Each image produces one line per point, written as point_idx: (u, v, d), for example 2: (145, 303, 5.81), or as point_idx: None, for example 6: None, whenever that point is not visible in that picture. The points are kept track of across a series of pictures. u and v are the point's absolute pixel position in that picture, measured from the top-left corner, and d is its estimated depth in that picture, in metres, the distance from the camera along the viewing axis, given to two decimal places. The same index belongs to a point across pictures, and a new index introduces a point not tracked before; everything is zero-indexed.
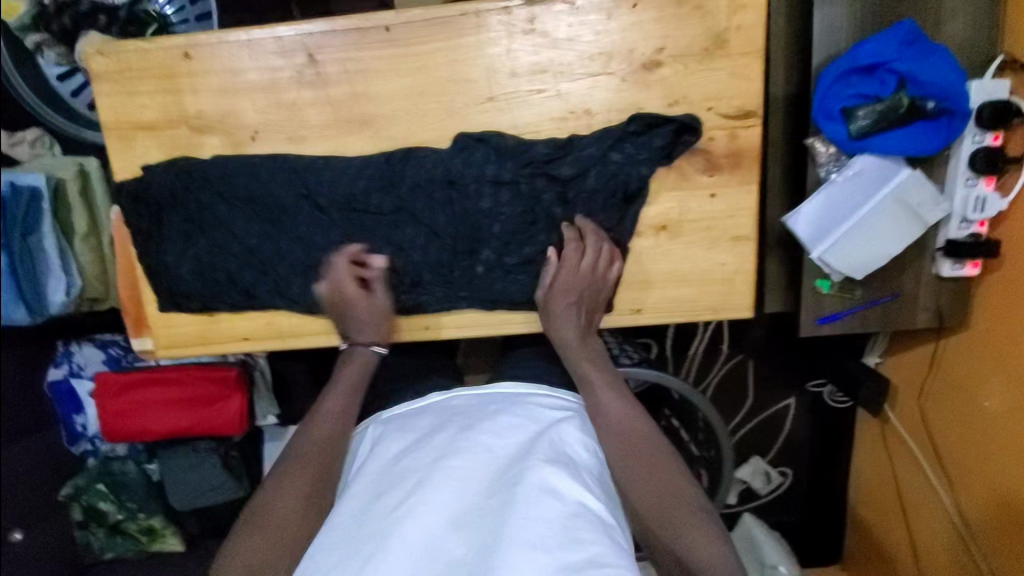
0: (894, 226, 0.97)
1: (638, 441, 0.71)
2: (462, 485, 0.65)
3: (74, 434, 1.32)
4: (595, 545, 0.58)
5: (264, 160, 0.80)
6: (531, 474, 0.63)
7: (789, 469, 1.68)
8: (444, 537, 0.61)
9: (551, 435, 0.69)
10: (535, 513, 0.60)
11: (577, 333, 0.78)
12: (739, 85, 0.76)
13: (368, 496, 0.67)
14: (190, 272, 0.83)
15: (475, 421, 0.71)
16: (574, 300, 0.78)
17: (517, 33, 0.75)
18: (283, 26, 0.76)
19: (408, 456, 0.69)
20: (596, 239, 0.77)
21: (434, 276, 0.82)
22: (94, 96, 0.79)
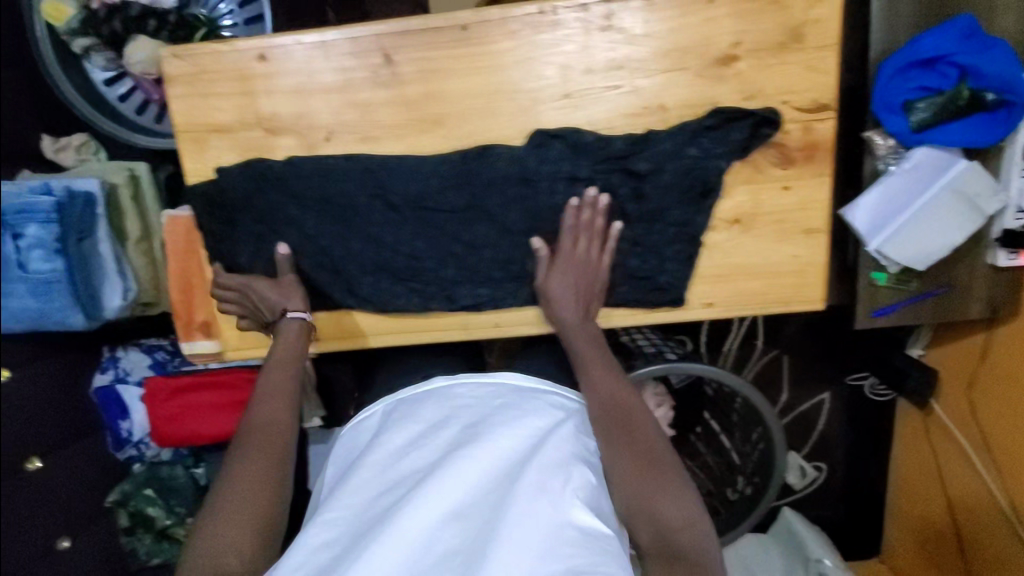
0: (950, 217, 0.98)
1: (629, 427, 0.72)
2: (462, 483, 0.65)
3: (119, 440, 1.34)
4: (575, 556, 0.59)
5: (337, 160, 0.79)
6: (528, 475, 0.64)
7: (824, 463, 1.67)
8: (440, 531, 0.62)
9: (556, 433, 0.69)
10: (529, 514, 0.61)
11: (577, 319, 0.79)
12: (813, 78, 0.76)
13: (368, 491, 0.68)
14: (262, 272, 0.83)
15: (481, 418, 0.72)
16: (571, 286, 0.79)
17: (593, 29, 0.75)
18: (359, 26, 0.76)
19: (410, 454, 0.70)
20: (589, 225, 0.78)
21: (507, 273, 0.82)
22: (167, 99, 0.80)
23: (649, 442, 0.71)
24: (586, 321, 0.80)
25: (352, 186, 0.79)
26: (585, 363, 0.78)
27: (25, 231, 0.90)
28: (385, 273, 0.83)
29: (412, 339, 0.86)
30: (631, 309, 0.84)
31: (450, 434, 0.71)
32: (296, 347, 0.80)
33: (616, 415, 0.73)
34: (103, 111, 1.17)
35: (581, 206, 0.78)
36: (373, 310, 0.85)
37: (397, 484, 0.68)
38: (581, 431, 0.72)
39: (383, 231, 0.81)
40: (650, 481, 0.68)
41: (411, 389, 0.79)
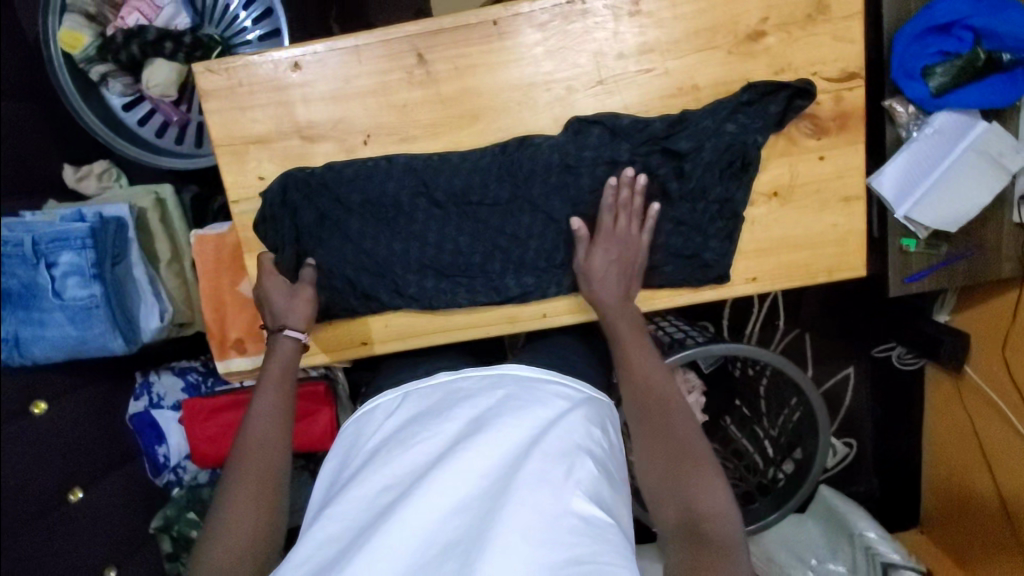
0: (977, 177, 0.99)
1: (649, 406, 0.69)
2: (468, 473, 0.64)
3: (157, 466, 1.32)
4: (578, 545, 0.57)
5: (378, 162, 0.81)
6: (529, 464, 0.62)
7: (854, 439, 1.68)
8: (447, 521, 0.62)
9: (559, 421, 0.68)
10: (530, 504, 0.59)
11: (615, 300, 0.79)
12: (842, 48, 0.77)
13: (372, 486, 0.66)
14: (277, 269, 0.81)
15: (484, 411, 0.70)
16: (614, 265, 0.79)
17: (622, 15, 0.77)
18: (391, 29, 0.77)
19: (413, 446, 0.69)
20: (628, 204, 0.78)
21: (553, 261, 0.83)
22: (204, 114, 0.80)
23: (670, 420, 0.67)
24: (625, 305, 0.79)
25: (394, 186, 0.80)
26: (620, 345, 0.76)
27: (59, 259, 0.92)
28: (431, 271, 0.83)
29: (460, 335, 0.87)
30: (676, 288, 0.85)
31: (457, 426, 0.70)
32: (290, 363, 0.77)
33: (639, 392, 0.70)
34: (122, 134, 1.16)
35: (619, 185, 0.77)
36: (419, 309, 0.85)
37: (401, 478, 0.67)
38: (588, 419, 0.70)
39: (427, 230, 0.82)
40: (665, 457, 0.65)
41: (421, 384, 0.78)
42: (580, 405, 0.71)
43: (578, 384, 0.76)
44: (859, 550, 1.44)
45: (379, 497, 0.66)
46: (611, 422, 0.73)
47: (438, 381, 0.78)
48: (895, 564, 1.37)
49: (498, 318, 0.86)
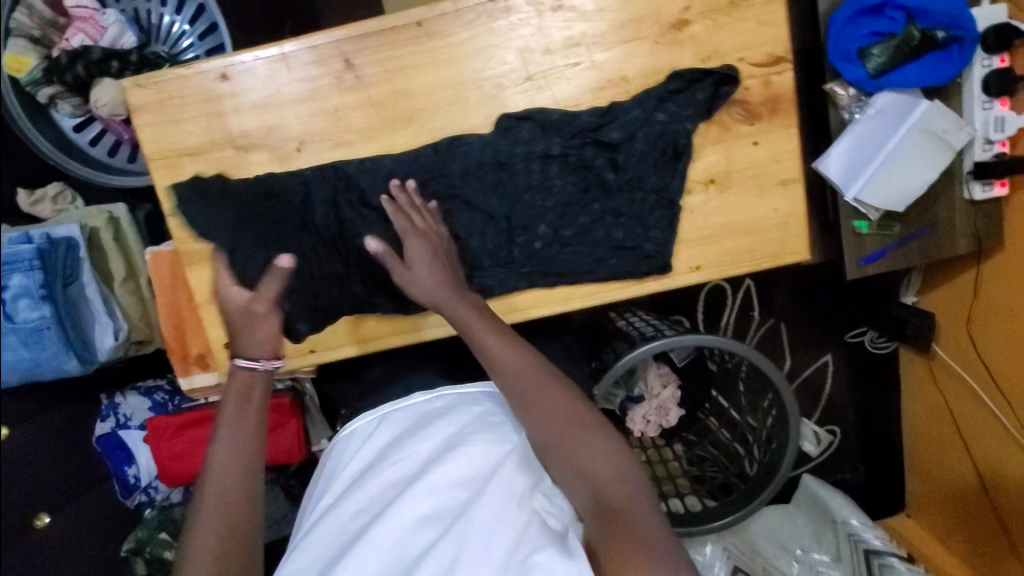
0: (923, 155, 1.00)
1: (540, 417, 0.66)
2: (440, 487, 0.65)
3: (128, 486, 1.31)
4: (539, 544, 0.59)
5: (313, 168, 0.80)
6: (499, 478, 0.65)
7: (836, 426, 1.66)
8: (416, 535, 0.63)
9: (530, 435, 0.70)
10: (497, 514, 0.62)
11: (466, 309, 0.73)
12: (767, 32, 0.78)
13: (345, 510, 0.67)
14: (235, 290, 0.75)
15: (459, 425, 0.71)
16: (428, 257, 0.75)
17: (546, 11, 0.77)
18: (317, 35, 0.77)
19: (386, 468, 0.69)
20: (412, 205, 0.78)
21: (493, 260, 0.82)
22: (136, 128, 0.80)
23: (559, 430, 0.65)
24: (477, 313, 0.73)
25: (330, 192, 0.81)
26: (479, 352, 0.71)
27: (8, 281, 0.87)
28: (373, 275, 0.83)
29: (407, 338, 0.86)
30: (619, 282, 0.83)
31: (432, 441, 0.70)
32: (251, 398, 0.71)
33: (544, 402, 0.67)
34: (73, 156, 1.17)
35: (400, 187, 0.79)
36: (364, 312, 0.84)
37: (374, 500, 0.67)
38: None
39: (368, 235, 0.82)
40: (590, 470, 0.63)
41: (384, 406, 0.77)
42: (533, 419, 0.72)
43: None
44: (841, 537, 1.42)
45: (353, 520, 0.66)
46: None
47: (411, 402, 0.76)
48: (877, 551, 1.36)
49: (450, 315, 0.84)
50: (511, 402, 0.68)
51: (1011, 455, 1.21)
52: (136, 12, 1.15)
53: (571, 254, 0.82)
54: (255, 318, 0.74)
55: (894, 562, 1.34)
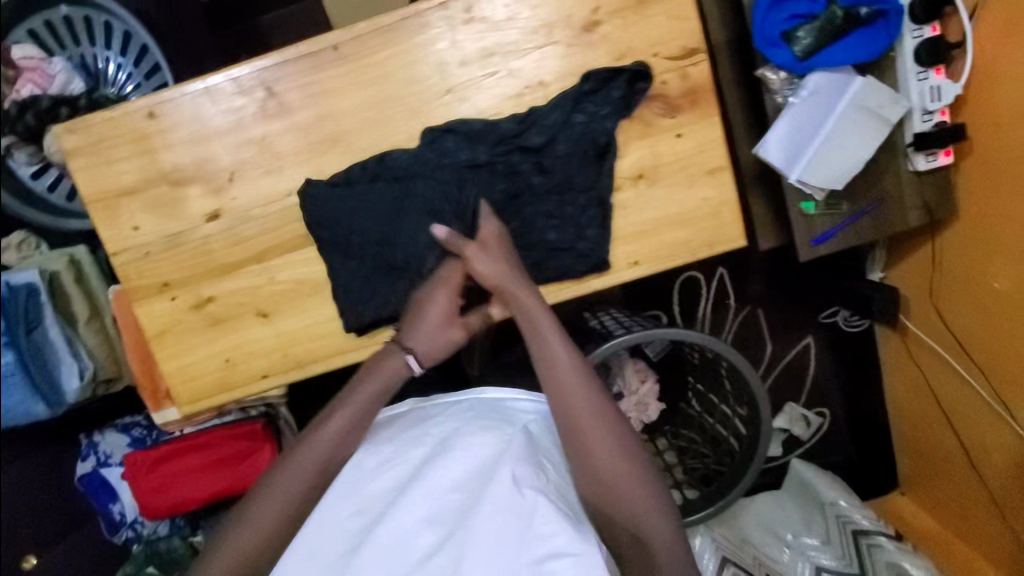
0: (859, 132, 1.00)
1: (585, 420, 0.70)
2: (439, 488, 0.66)
3: (114, 523, 1.30)
4: (557, 537, 0.60)
5: (247, 197, 0.82)
6: (501, 473, 0.65)
7: (825, 408, 1.63)
8: (419, 536, 0.63)
9: (526, 433, 0.72)
10: (503, 510, 0.62)
11: (535, 304, 0.75)
12: (677, 25, 0.79)
13: (342, 510, 0.68)
14: (429, 301, 0.77)
15: (452, 429, 0.72)
16: (497, 259, 0.75)
17: (458, 25, 0.79)
18: (238, 67, 0.79)
19: (386, 467, 0.70)
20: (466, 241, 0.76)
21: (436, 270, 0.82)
22: (72, 173, 0.82)
23: (597, 436, 0.70)
24: (544, 308, 0.75)
25: (267, 218, 0.83)
26: (538, 346, 0.74)
27: None
28: (317, 296, 0.85)
29: (355, 357, 0.86)
30: (558, 283, 0.84)
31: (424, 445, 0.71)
32: (378, 382, 0.75)
33: (584, 406, 0.71)
34: (33, 203, 1.20)
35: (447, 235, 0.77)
36: (311, 334, 0.86)
37: (374, 499, 0.68)
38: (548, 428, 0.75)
39: (309, 259, 0.84)
40: (611, 481, 0.69)
41: (395, 409, 0.80)
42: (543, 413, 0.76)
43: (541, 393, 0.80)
44: (830, 519, 1.40)
45: (350, 521, 0.67)
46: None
47: (418, 406, 0.79)
48: (865, 530, 1.34)
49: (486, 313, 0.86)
50: (558, 400, 0.71)
51: (989, 427, 1.18)
52: (82, 58, 1.17)
53: None
54: (427, 310, 0.77)
55: (882, 542, 1.31)
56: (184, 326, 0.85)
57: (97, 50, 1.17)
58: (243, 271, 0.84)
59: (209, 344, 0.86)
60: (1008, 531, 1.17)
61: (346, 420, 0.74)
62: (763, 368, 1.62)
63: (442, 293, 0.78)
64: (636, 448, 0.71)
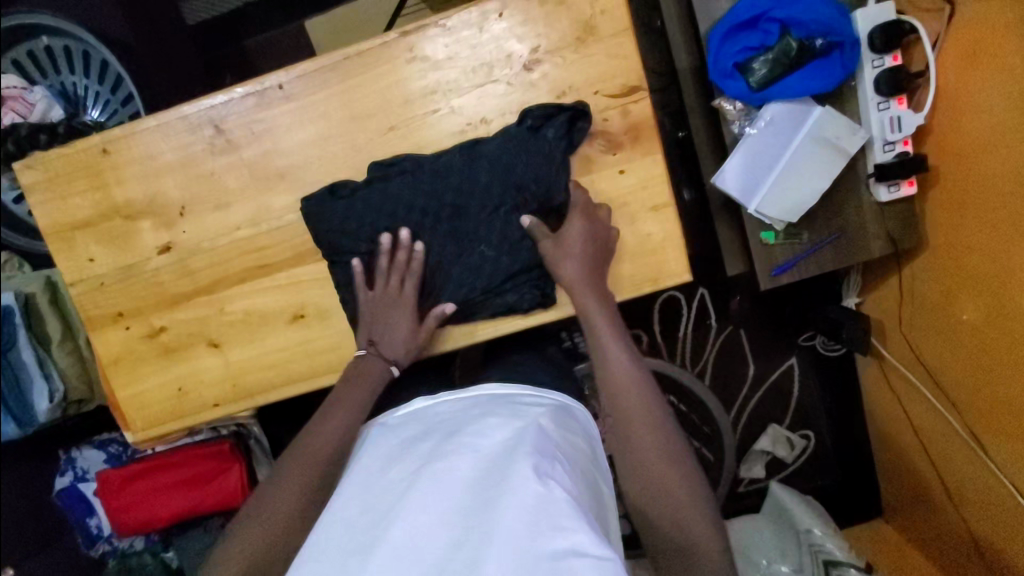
0: (818, 162, 0.98)
1: (632, 414, 0.66)
2: (451, 487, 0.57)
3: (91, 537, 1.31)
4: (577, 531, 0.51)
5: (198, 231, 0.84)
6: (520, 461, 0.57)
7: (810, 430, 1.57)
8: (435, 539, 0.54)
9: (540, 426, 0.64)
10: (520, 498, 0.53)
11: (594, 298, 0.75)
12: (617, 64, 0.80)
13: (352, 510, 0.59)
14: (401, 310, 0.79)
15: (460, 427, 0.65)
16: (585, 237, 0.77)
17: (401, 64, 0.80)
18: (188, 105, 0.81)
19: (393, 468, 0.62)
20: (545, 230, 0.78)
21: None
22: (31, 207, 0.85)
23: (642, 430, 0.65)
24: (607, 309, 0.74)
25: (217, 252, 0.85)
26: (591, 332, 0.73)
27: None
28: (266, 328, 0.86)
29: (301, 388, 0.87)
30: (500, 319, 0.84)
31: (434, 442, 0.64)
32: (365, 385, 0.76)
33: (630, 391, 0.67)
34: (19, 229, 1.24)
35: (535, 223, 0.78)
36: (260, 366, 0.87)
37: (382, 498, 0.60)
38: (559, 427, 0.67)
39: (256, 292, 0.86)
40: (656, 476, 0.62)
41: (392, 415, 0.73)
42: (553, 412, 0.70)
43: (554, 398, 0.74)
44: (803, 548, 1.34)
45: (360, 520, 0.58)
46: (579, 431, 0.70)
47: (415, 409, 0.72)
48: (837, 561, 1.26)
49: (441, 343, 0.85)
50: (606, 387, 0.69)
51: (967, 460, 1.13)
52: (63, 86, 1.21)
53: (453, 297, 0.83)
54: (388, 318, 0.79)
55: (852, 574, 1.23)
56: (139, 354, 0.88)
57: (77, 79, 1.22)
58: (193, 301, 0.86)
59: (161, 372, 0.88)
60: (985, 566, 1.12)
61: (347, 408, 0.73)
62: (745, 389, 1.56)
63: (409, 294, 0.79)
64: (677, 442, 0.64)
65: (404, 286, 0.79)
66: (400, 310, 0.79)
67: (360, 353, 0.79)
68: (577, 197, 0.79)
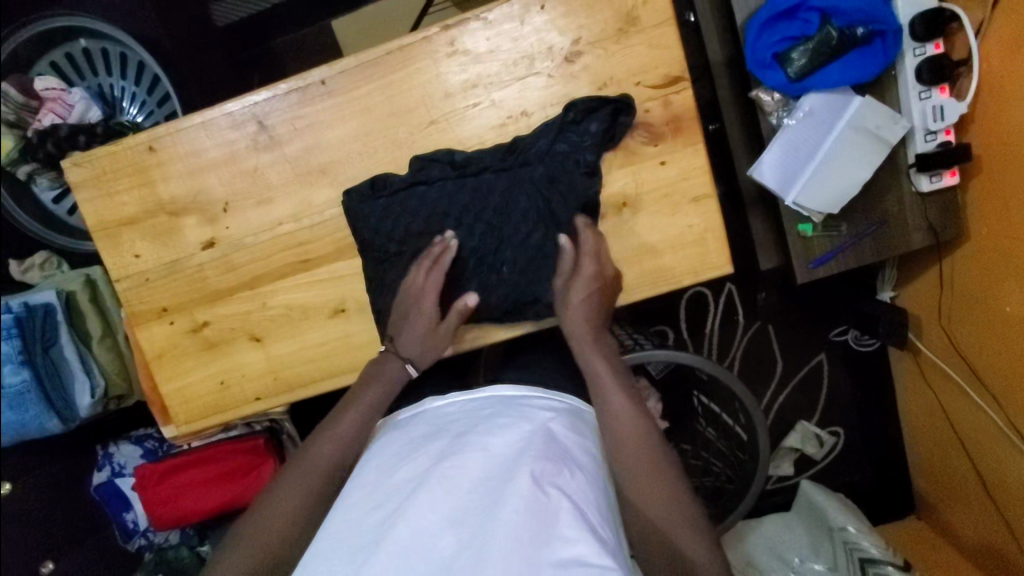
0: (858, 153, 0.97)
1: (632, 457, 0.66)
2: (460, 486, 0.60)
3: (127, 531, 1.35)
4: (580, 542, 0.55)
5: (240, 227, 0.85)
6: (527, 468, 0.59)
7: (838, 427, 1.55)
8: (439, 539, 0.56)
9: (547, 431, 0.65)
10: (526, 507, 0.56)
11: (589, 338, 0.76)
12: (659, 54, 0.79)
13: (360, 507, 0.62)
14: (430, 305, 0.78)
15: (471, 426, 0.66)
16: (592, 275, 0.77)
17: (442, 57, 0.80)
18: (232, 101, 0.82)
19: (402, 466, 0.64)
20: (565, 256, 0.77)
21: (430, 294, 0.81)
22: (78, 204, 0.86)
23: (643, 471, 0.65)
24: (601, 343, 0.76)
25: (260, 247, 0.86)
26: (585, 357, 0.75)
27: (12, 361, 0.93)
28: (307, 322, 0.87)
29: (345, 379, 0.88)
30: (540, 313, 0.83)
31: (442, 443, 0.65)
32: (384, 383, 0.76)
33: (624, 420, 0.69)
34: (56, 227, 1.26)
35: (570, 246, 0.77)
36: (304, 359, 0.88)
37: (390, 495, 0.62)
38: (569, 429, 0.67)
39: (298, 287, 0.86)
40: (652, 501, 0.64)
41: (406, 411, 0.74)
42: (564, 416, 0.69)
43: (564, 398, 0.73)
44: (838, 546, 1.30)
45: (368, 517, 0.60)
46: (591, 430, 0.70)
47: (427, 408, 0.73)
48: (873, 559, 1.23)
49: (480, 336, 0.85)
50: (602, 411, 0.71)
51: (1011, 458, 1.10)
52: (100, 87, 1.23)
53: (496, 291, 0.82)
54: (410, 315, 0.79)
55: (890, 573, 1.20)
56: (182, 349, 0.89)
57: (114, 80, 1.23)
58: (235, 296, 0.87)
59: (204, 367, 0.89)
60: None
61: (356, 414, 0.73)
62: (774, 385, 1.54)
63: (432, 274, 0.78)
64: (673, 471, 0.67)
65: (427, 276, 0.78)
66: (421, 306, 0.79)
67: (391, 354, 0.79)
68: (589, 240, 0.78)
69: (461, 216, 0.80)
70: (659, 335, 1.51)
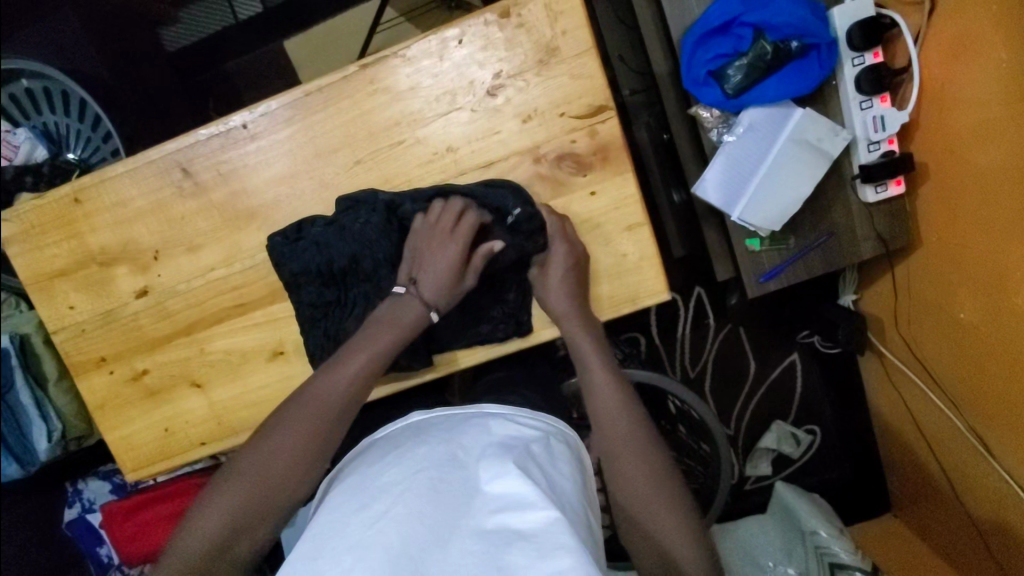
0: (801, 165, 0.95)
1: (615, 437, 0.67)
2: (444, 496, 0.52)
3: (104, 565, 1.31)
4: (567, 551, 0.47)
5: (171, 274, 0.85)
6: (509, 480, 0.53)
7: (816, 426, 1.53)
8: (427, 550, 0.48)
9: (529, 454, 0.58)
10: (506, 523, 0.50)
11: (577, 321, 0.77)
12: (580, 84, 0.78)
13: (348, 507, 0.54)
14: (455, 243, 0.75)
15: (458, 436, 0.59)
16: (567, 266, 0.78)
17: (364, 95, 0.79)
18: (154, 150, 0.82)
19: (393, 465, 0.57)
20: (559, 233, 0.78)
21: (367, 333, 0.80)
22: (11, 258, 0.86)
23: (627, 447, 0.66)
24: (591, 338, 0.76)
25: (193, 293, 0.85)
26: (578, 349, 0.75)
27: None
28: (246, 366, 0.86)
29: None
30: (477, 349, 0.83)
31: (433, 445, 0.58)
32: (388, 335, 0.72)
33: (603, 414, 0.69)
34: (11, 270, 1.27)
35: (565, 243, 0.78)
36: (246, 402, 0.87)
37: (376, 494, 0.54)
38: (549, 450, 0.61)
39: (234, 331, 0.86)
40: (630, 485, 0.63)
41: (388, 428, 0.67)
42: (548, 437, 0.63)
43: (549, 422, 0.67)
44: (809, 551, 1.27)
45: (353, 517, 0.52)
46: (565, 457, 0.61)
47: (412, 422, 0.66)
48: (843, 565, 1.19)
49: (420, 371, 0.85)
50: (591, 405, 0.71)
51: (972, 465, 1.09)
52: (46, 126, 1.21)
53: (434, 327, 0.82)
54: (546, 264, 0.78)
55: None
56: (124, 399, 0.89)
57: (58, 118, 1.21)
58: (173, 343, 0.87)
59: (148, 414, 0.89)
60: (995, 567, 1.06)
61: (257, 469, 0.63)
62: (746, 388, 1.54)
63: (460, 233, 0.76)
64: (659, 458, 0.65)
65: (456, 234, 0.76)
66: (557, 245, 0.78)
67: (398, 292, 0.76)
68: (551, 225, 0.78)
69: (389, 255, 0.80)
70: (631, 343, 1.51)
